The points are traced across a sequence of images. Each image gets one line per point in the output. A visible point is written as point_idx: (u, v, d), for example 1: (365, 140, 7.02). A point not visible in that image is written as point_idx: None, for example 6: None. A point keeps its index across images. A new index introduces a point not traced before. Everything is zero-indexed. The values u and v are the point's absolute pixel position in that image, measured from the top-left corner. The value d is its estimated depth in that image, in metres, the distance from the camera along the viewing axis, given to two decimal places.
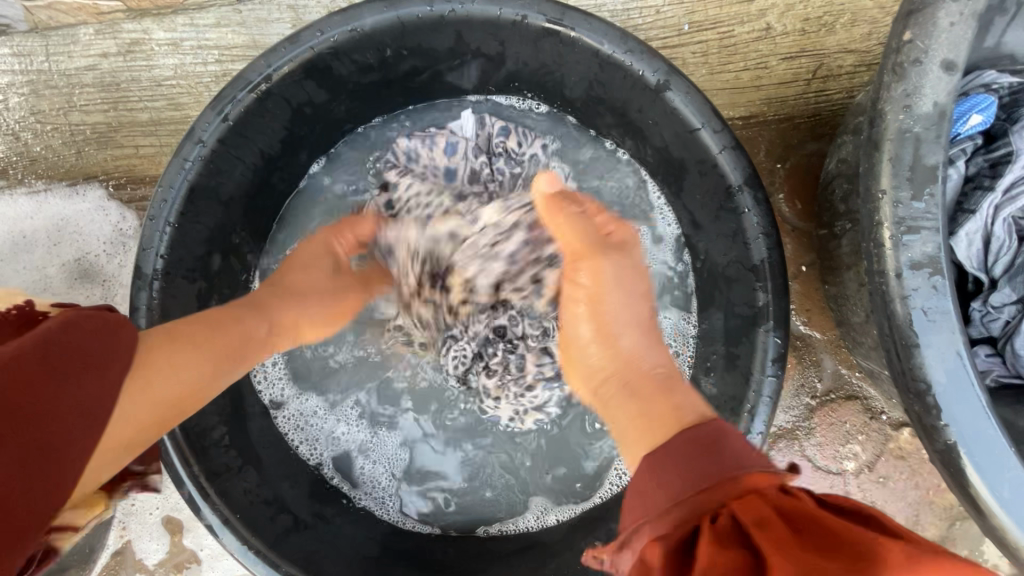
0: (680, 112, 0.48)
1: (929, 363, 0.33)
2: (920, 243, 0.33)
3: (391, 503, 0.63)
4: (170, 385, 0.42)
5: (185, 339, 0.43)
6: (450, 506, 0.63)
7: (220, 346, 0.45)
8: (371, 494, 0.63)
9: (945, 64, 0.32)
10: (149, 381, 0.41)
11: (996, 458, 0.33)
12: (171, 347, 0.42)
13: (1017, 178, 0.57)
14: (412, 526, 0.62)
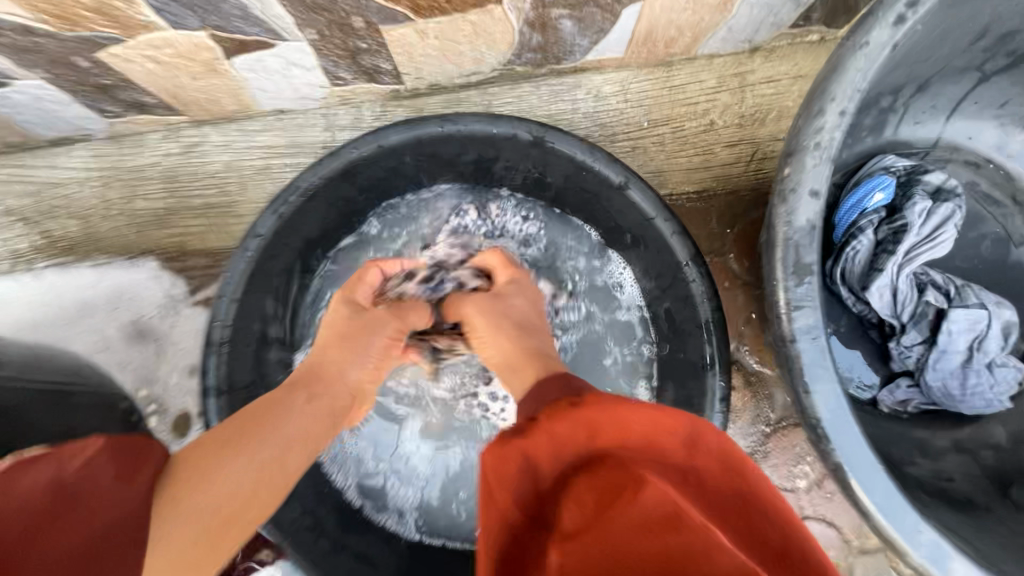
0: (639, 204, 0.62)
1: (818, 404, 0.45)
2: (805, 316, 0.46)
3: (412, 521, 0.73)
4: (235, 476, 0.43)
5: (218, 440, 0.46)
6: (463, 524, 0.74)
7: (270, 429, 0.48)
8: (395, 515, 0.73)
9: (812, 191, 0.46)
10: (206, 473, 0.43)
11: (873, 472, 0.45)
12: (211, 445, 0.45)
13: (914, 244, 0.71)
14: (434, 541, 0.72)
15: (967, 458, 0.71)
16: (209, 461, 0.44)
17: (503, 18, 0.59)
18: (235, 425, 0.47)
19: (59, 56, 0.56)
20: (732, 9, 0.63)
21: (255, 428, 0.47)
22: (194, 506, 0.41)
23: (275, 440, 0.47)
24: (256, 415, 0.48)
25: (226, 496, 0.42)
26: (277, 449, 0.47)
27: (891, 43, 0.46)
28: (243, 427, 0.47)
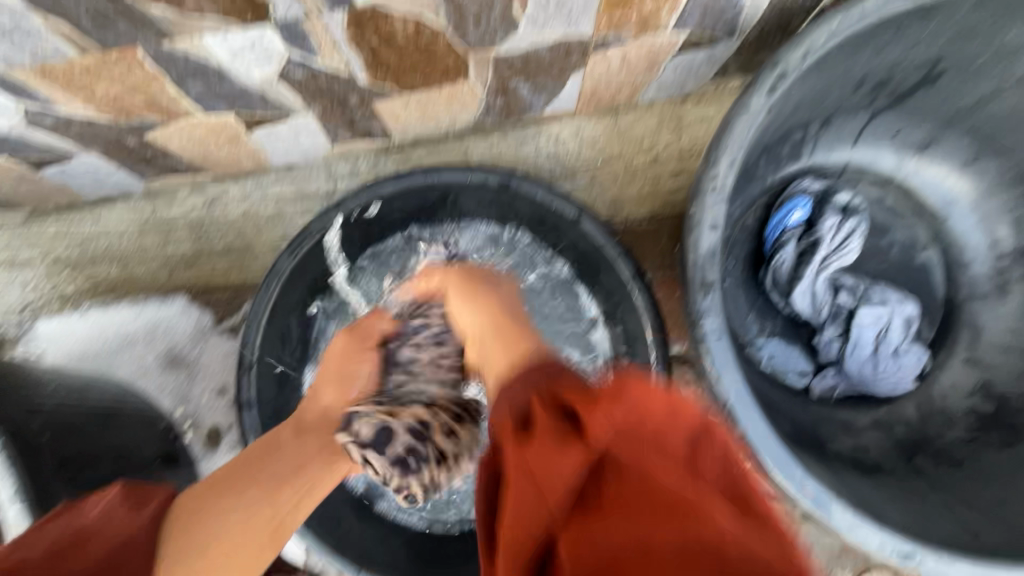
0: (590, 234, 0.76)
1: (725, 389, 0.59)
2: (711, 321, 0.59)
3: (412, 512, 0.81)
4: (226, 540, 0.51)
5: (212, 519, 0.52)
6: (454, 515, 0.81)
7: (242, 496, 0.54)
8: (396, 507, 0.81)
9: (711, 224, 0.60)
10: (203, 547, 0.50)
11: (768, 438, 0.59)
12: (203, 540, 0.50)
13: (827, 254, 0.84)
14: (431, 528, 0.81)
15: (883, 433, 0.84)
16: (198, 509, 0.51)
17: (471, 87, 0.73)
18: (232, 469, 0.57)
19: (113, 139, 0.69)
20: (659, 70, 0.76)
21: (252, 466, 0.57)
22: (189, 542, 0.49)
23: (265, 475, 0.56)
24: (245, 465, 0.57)
25: (211, 543, 0.49)
26: (271, 479, 0.56)
27: (767, 107, 0.60)
28: (236, 471, 0.56)
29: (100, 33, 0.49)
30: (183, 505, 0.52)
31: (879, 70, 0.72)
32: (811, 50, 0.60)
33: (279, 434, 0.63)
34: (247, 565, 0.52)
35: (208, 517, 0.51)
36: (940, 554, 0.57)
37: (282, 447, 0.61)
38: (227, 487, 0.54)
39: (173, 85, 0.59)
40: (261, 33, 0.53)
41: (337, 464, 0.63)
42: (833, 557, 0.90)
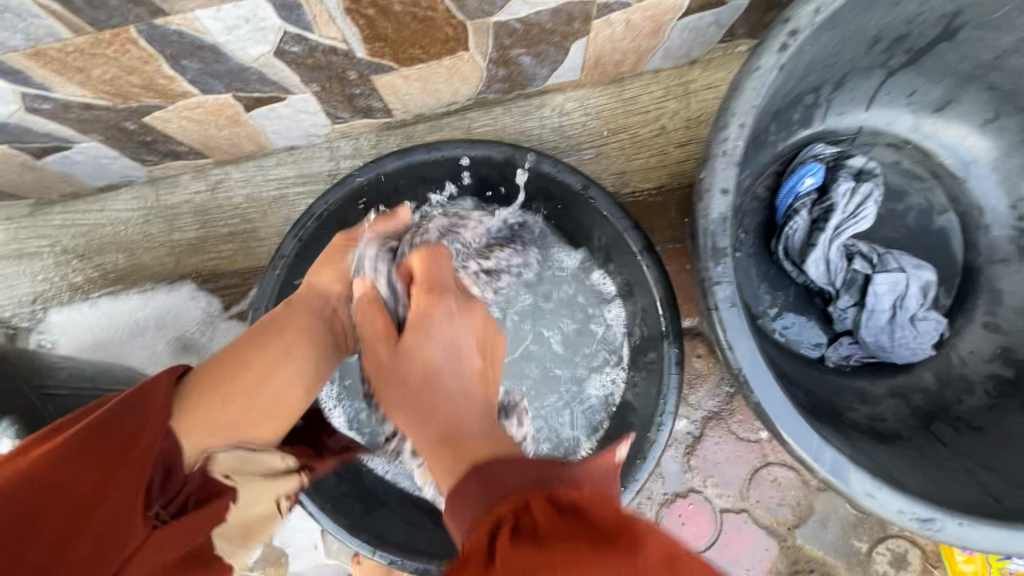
0: (597, 206, 0.74)
1: (739, 357, 0.58)
2: (724, 289, 0.58)
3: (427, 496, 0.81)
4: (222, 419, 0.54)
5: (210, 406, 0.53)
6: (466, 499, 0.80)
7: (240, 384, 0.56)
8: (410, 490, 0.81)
9: (722, 189, 0.58)
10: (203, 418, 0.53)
11: (783, 406, 0.57)
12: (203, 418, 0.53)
13: (842, 220, 0.82)
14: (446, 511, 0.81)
15: (900, 401, 0.83)
16: (208, 386, 0.55)
17: (471, 59, 0.71)
18: (238, 350, 0.59)
19: (113, 124, 0.68)
20: (665, 34, 0.74)
21: (249, 356, 0.58)
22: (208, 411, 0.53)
23: (267, 365, 0.59)
24: (249, 348, 0.59)
25: (221, 416, 0.54)
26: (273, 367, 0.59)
27: (778, 65, 0.58)
28: (238, 354, 0.58)
29: (93, 12, 0.48)
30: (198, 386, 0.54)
31: (895, 26, 0.69)
32: (824, 4, 0.57)
33: (277, 320, 0.64)
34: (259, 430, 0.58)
35: (218, 394, 0.54)
36: (961, 519, 0.56)
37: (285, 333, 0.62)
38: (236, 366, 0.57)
39: (169, 65, 0.58)
40: (255, 6, 0.52)
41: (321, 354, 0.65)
42: (850, 526, 0.89)
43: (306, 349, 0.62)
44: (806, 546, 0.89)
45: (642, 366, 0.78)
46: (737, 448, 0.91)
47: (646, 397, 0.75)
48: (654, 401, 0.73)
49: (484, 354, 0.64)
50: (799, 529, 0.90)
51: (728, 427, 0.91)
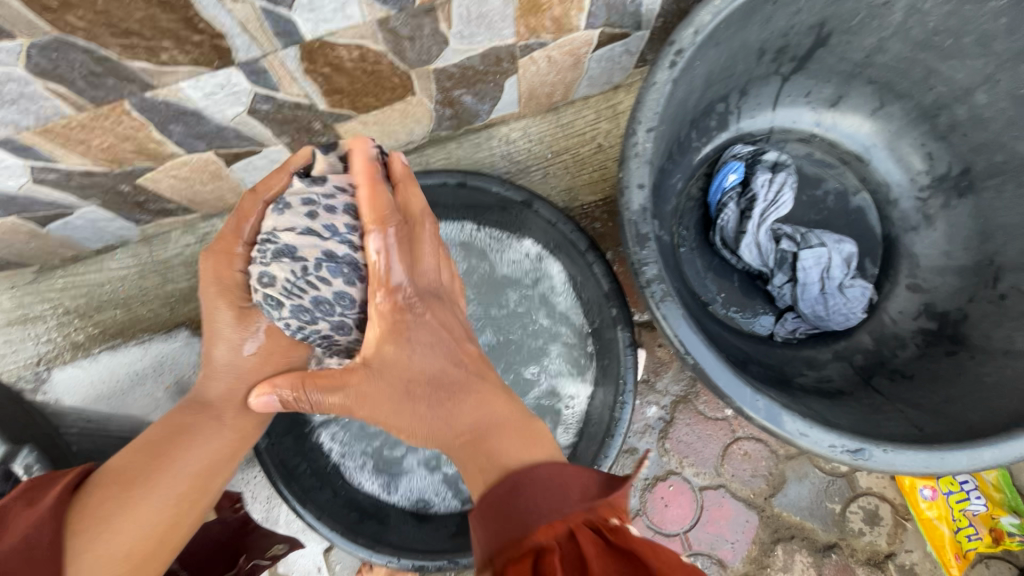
0: (543, 215, 0.84)
1: (671, 325, 0.66)
2: (650, 267, 0.67)
3: (418, 494, 0.87)
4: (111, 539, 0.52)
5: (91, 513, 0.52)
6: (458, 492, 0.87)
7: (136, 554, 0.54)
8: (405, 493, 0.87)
9: (638, 183, 0.68)
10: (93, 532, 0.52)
11: (715, 364, 0.65)
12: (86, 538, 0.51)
13: (765, 208, 0.92)
14: (440, 504, 0.87)
15: (844, 363, 0.91)
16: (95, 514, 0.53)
17: (420, 102, 0.82)
18: (138, 462, 0.57)
19: (110, 187, 0.77)
20: (585, 65, 0.85)
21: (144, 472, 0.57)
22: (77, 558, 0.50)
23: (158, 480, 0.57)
24: (144, 459, 0.58)
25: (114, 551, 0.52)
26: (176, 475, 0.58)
27: (670, 79, 0.69)
28: (135, 472, 0.56)
29: (93, 91, 0.58)
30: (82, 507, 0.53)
31: (774, 40, 0.82)
32: (701, 27, 0.69)
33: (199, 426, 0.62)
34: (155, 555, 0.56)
35: (109, 515, 0.53)
36: (885, 447, 0.63)
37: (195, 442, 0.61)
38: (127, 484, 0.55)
39: (158, 131, 0.68)
40: (228, 74, 0.62)
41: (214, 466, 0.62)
42: (821, 490, 0.95)
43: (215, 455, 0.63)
44: (785, 514, 0.94)
45: (603, 356, 0.85)
46: (707, 428, 0.97)
47: (608, 379, 0.83)
48: (616, 381, 0.81)
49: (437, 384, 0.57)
50: (775, 498, 0.95)
51: (696, 408, 0.98)
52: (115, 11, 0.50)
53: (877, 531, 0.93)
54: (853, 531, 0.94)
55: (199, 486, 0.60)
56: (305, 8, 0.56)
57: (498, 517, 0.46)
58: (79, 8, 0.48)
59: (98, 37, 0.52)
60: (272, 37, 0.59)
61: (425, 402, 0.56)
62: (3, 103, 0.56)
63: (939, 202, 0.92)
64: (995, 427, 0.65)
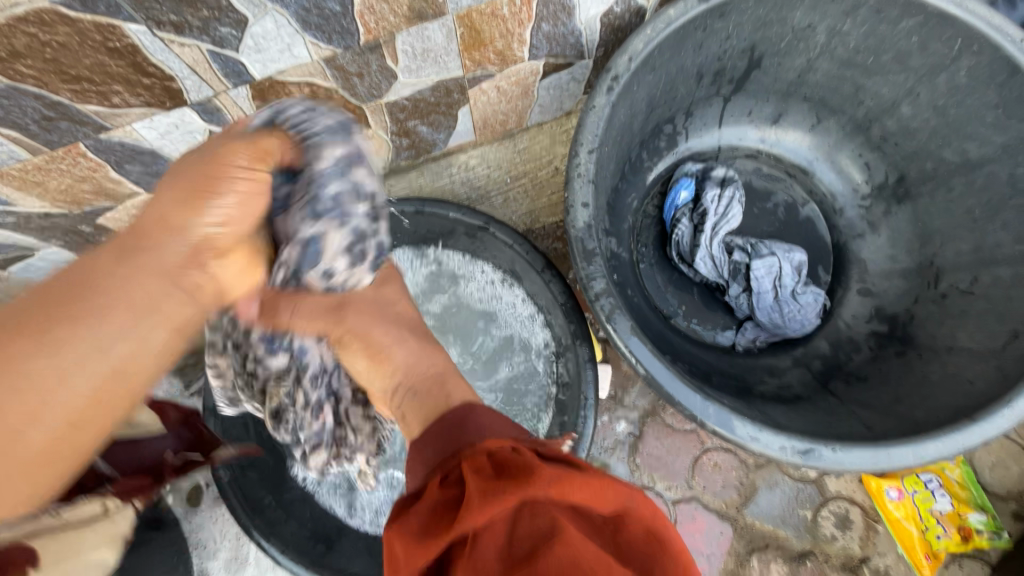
0: (499, 238, 0.88)
1: (622, 338, 0.68)
2: (598, 282, 0.69)
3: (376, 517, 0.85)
4: None
5: None
6: None
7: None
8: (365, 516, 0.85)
9: (582, 203, 0.71)
10: None
11: (666, 374, 0.67)
12: None
13: (716, 221, 0.96)
14: None
15: (803, 369, 0.93)
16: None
17: (376, 134, 0.85)
18: (19, 322, 0.34)
19: (71, 227, 0.79)
20: (535, 93, 0.89)
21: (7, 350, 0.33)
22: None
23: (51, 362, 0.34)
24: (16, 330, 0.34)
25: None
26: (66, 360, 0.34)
27: (608, 103, 0.73)
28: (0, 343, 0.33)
29: (47, 135, 0.60)
30: None
31: (710, 64, 0.86)
32: (635, 54, 0.73)
33: (109, 279, 0.36)
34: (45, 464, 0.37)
35: None
36: (834, 446, 0.64)
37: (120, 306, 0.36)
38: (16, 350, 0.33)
39: (115, 171, 0.70)
40: (181, 114, 0.65)
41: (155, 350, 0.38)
42: (792, 497, 0.96)
43: (152, 340, 0.37)
44: (758, 524, 0.95)
45: (561, 373, 0.87)
46: (676, 439, 0.98)
47: (568, 396, 0.85)
48: (577, 394, 0.84)
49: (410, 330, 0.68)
50: (747, 508, 0.95)
51: (664, 420, 0.99)
52: (64, 60, 0.52)
53: (850, 535, 0.94)
54: (826, 537, 0.94)
55: (116, 373, 0.36)
56: (252, 51, 0.59)
57: (448, 441, 0.50)
58: (28, 59, 0.51)
59: (48, 84, 0.54)
60: (221, 78, 0.62)
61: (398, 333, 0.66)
62: None
63: (881, 209, 0.96)
64: (939, 421, 0.68)
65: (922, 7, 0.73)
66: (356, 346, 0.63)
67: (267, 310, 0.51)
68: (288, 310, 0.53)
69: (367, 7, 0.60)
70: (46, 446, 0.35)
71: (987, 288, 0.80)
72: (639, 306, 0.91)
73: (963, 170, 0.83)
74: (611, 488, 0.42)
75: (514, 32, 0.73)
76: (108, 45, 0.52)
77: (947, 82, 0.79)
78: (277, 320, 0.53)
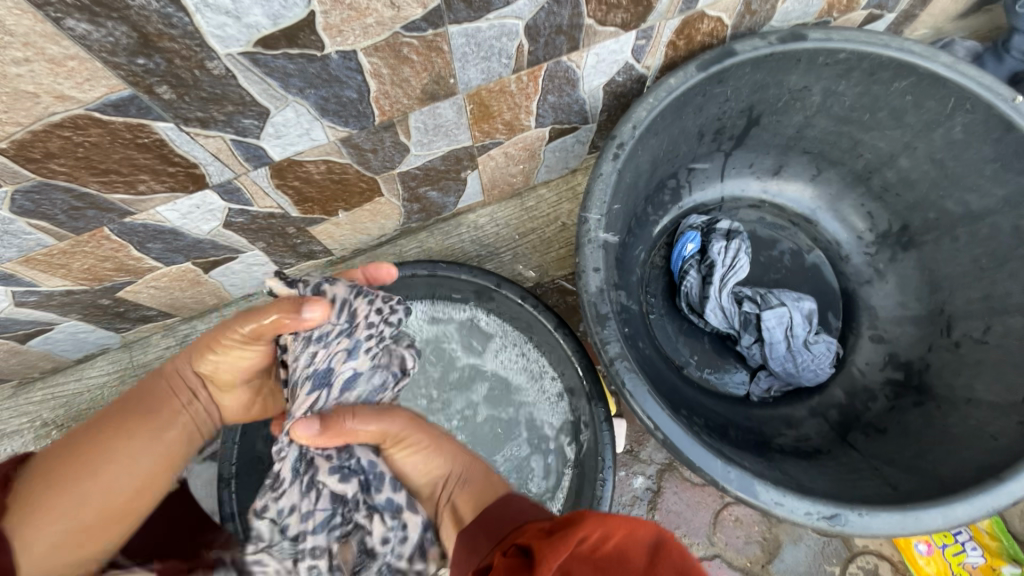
0: (511, 297, 0.90)
1: (638, 402, 0.67)
2: (613, 346, 0.69)
3: None
4: (74, 508, 0.52)
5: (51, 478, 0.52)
6: None
7: (98, 523, 0.53)
8: None
9: (594, 268, 0.72)
10: (56, 502, 0.51)
11: (684, 437, 0.66)
12: (28, 506, 0.50)
13: (724, 273, 0.96)
14: None
15: (820, 420, 0.92)
16: (38, 493, 0.50)
17: (388, 202, 0.87)
18: (95, 430, 0.56)
19: (90, 301, 0.80)
20: (541, 156, 0.92)
21: (123, 431, 0.57)
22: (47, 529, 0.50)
23: (140, 440, 0.57)
24: (118, 426, 0.57)
25: (70, 513, 0.51)
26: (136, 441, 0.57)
27: (615, 169, 0.75)
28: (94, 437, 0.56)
29: (74, 222, 0.62)
30: (72, 467, 0.53)
31: (710, 123, 0.89)
32: (639, 122, 0.75)
33: (155, 392, 0.61)
34: (109, 522, 0.54)
35: (98, 469, 0.54)
36: (860, 510, 0.63)
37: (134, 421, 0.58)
38: (104, 444, 0.55)
39: (136, 250, 0.72)
40: (203, 196, 0.67)
41: (130, 460, 0.56)
42: (818, 552, 0.93)
43: (131, 445, 0.56)
44: None
45: (580, 433, 0.86)
46: (697, 494, 0.96)
47: (586, 457, 0.84)
48: (595, 454, 0.83)
49: (469, 462, 0.65)
50: (772, 565, 0.93)
51: (683, 475, 0.97)
52: (95, 157, 0.54)
53: None
54: None
55: (144, 448, 0.57)
56: (272, 137, 0.62)
57: (496, 522, 0.54)
58: (60, 158, 0.53)
59: (79, 179, 0.57)
60: (242, 162, 0.64)
61: (450, 450, 0.65)
62: None
63: (887, 257, 0.97)
64: (964, 480, 0.67)
65: (914, 69, 0.76)
66: (414, 445, 0.63)
67: (326, 423, 0.57)
68: (352, 415, 0.59)
69: (383, 93, 0.62)
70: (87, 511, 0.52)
71: (1001, 337, 0.80)
72: (651, 358, 0.91)
73: (967, 220, 0.84)
74: (642, 528, 0.48)
75: (521, 104, 0.76)
76: (137, 141, 0.55)
77: (944, 136, 0.81)
78: (343, 428, 0.58)
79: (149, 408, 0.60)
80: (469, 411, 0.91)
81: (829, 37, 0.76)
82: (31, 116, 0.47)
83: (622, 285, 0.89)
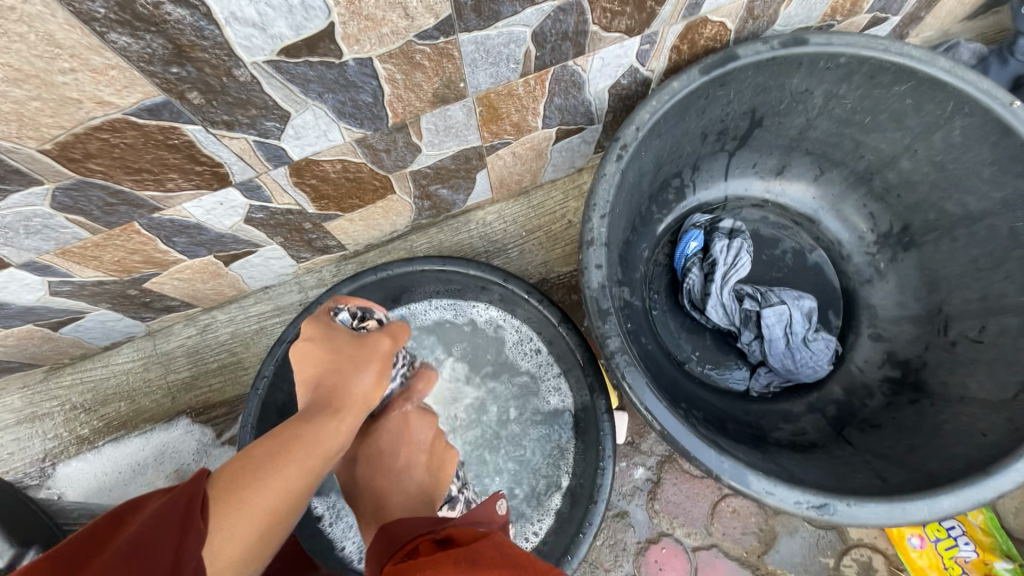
0: (516, 292, 0.91)
1: (636, 393, 0.70)
2: (612, 339, 0.72)
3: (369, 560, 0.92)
4: (259, 505, 0.51)
5: (244, 480, 0.51)
6: None
7: (261, 528, 0.51)
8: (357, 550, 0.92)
9: (596, 264, 0.75)
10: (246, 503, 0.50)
11: (678, 429, 0.69)
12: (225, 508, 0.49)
13: (726, 271, 0.99)
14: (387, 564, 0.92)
15: (818, 415, 0.95)
16: (232, 493, 0.50)
17: (400, 199, 0.91)
18: (276, 439, 0.56)
19: (119, 291, 0.84)
20: (548, 155, 0.95)
21: (294, 448, 0.56)
22: (247, 499, 0.50)
23: (307, 457, 0.56)
24: (292, 437, 0.57)
25: (260, 509, 0.51)
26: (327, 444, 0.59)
27: (618, 170, 0.77)
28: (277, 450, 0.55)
29: (108, 217, 0.67)
30: (254, 475, 0.52)
31: (714, 125, 0.91)
32: (642, 124, 0.78)
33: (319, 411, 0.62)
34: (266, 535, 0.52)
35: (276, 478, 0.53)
36: (849, 500, 0.66)
37: (318, 420, 0.60)
38: (288, 455, 0.55)
39: (163, 243, 0.76)
40: (226, 193, 0.71)
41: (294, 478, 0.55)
42: (813, 544, 0.96)
43: (302, 465, 0.55)
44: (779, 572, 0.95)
45: (584, 424, 0.90)
46: (696, 486, 0.99)
47: (590, 448, 0.88)
48: (597, 445, 0.86)
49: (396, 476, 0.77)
50: (768, 555, 0.96)
51: (682, 467, 1.00)
52: (128, 157, 0.58)
53: None
54: None
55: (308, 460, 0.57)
56: (292, 138, 0.65)
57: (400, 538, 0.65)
58: (98, 158, 0.57)
59: (113, 177, 0.61)
60: (264, 161, 0.68)
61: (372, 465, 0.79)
62: (30, 234, 0.64)
63: (887, 258, 0.99)
64: (953, 474, 0.69)
65: (913, 73, 0.78)
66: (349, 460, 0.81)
67: None
68: None
69: (397, 96, 0.66)
70: (262, 519, 0.51)
71: (996, 336, 0.82)
72: (653, 353, 0.94)
73: (965, 222, 0.86)
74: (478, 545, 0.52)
75: (529, 107, 0.79)
76: (168, 142, 0.59)
77: (943, 139, 0.83)
78: None
79: (315, 418, 0.61)
80: (474, 398, 0.99)
81: (830, 42, 0.78)
82: (74, 120, 0.51)
83: (625, 282, 0.91)
